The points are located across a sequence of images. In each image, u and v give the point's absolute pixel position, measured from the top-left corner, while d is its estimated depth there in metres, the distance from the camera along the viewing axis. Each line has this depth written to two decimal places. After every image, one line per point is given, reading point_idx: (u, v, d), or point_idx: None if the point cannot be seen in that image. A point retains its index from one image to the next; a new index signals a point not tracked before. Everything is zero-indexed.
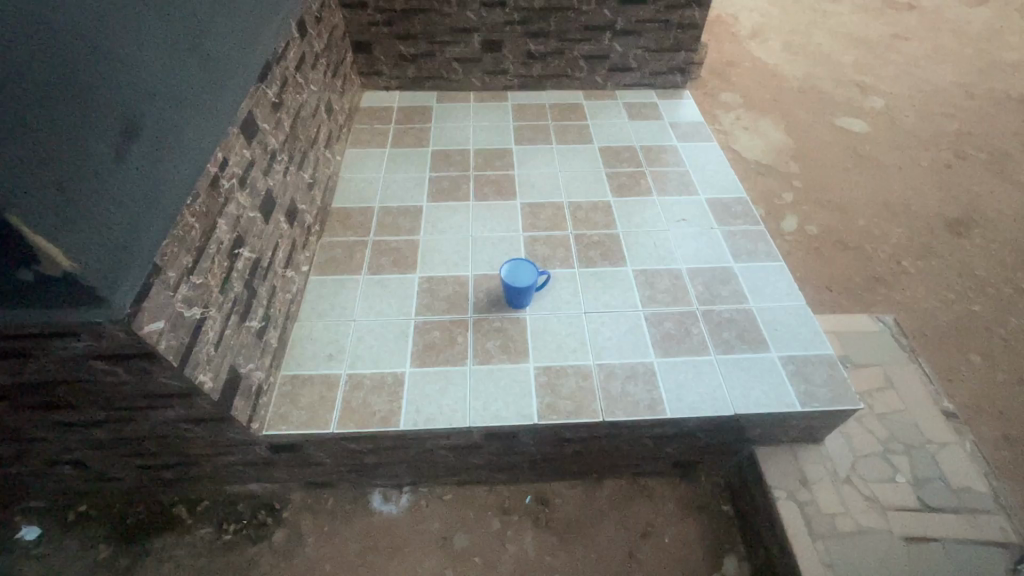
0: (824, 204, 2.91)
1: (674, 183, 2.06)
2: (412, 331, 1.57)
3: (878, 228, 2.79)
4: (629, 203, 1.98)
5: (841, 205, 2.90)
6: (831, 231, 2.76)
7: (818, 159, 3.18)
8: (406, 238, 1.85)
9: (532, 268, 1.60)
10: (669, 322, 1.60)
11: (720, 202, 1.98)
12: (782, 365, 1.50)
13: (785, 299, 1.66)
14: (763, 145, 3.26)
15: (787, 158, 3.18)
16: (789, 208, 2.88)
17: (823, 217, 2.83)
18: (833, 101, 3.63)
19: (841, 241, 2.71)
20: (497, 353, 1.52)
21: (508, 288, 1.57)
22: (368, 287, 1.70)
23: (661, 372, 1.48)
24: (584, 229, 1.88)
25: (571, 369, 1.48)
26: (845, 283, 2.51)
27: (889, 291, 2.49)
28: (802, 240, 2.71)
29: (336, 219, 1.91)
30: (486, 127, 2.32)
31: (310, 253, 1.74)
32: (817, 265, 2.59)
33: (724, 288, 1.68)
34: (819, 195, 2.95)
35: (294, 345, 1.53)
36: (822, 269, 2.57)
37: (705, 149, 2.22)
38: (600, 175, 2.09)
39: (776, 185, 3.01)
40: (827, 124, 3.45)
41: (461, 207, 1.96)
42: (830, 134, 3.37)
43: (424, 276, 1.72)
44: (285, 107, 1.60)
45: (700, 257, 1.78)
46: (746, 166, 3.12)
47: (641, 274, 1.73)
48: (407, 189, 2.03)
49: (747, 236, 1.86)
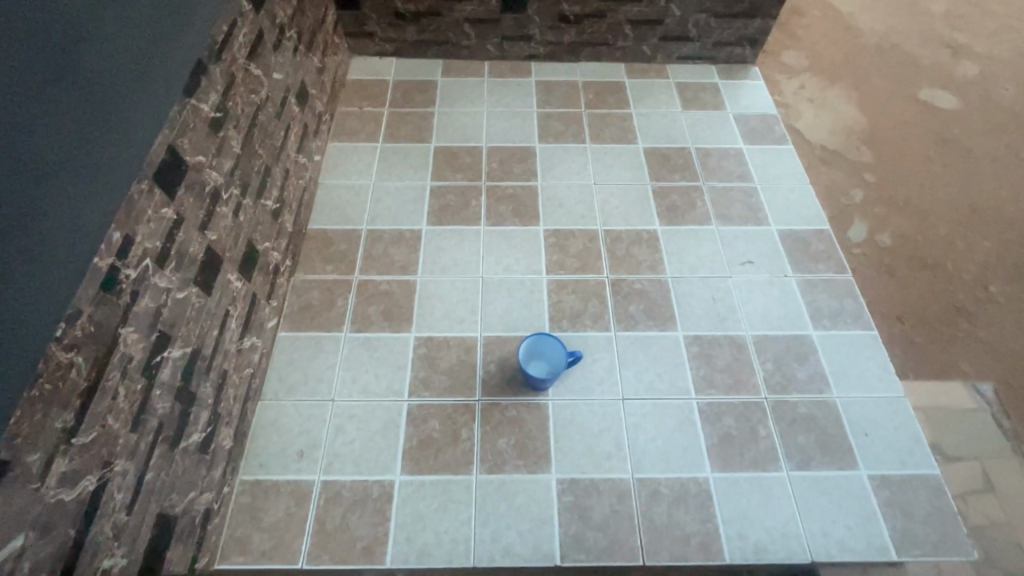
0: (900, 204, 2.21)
1: (738, 207, 1.63)
2: (405, 419, 1.25)
3: (962, 240, 2.10)
4: (681, 234, 1.57)
5: (920, 207, 2.20)
6: (908, 242, 2.08)
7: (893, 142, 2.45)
8: (400, 278, 1.48)
9: (560, 350, 1.27)
10: (729, 418, 1.26)
11: (795, 236, 1.57)
12: (874, 491, 1.17)
13: (877, 388, 1.31)
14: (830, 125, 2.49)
15: (856, 138, 2.46)
16: (857, 209, 2.17)
17: (896, 222, 2.14)
18: (930, 53, 2.90)
19: (918, 257, 2.03)
20: (512, 458, 1.20)
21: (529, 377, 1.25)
22: (351, 349, 1.35)
23: (719, 494, 1.16)
24: (623, 271, 1.49)
25: (604, 485, 1.17)
26: (931, 326, 1.82)
27: (984, 339, 1.80)
28: (870, 251, 2.04)
29: (312, 247, 1.53)
30: (503, 115, 1.85)
31: (278, 302, 1.38)
32: (890, 295, 1.90)
33: (800, 369, 1.33)
34: (892, 191, 2.25)
35: (255, 436, 1.22)
36: (896, 294, 1.90)
37: (777, 157, 1.76)
38: (645, 191, 1.66)
39: (844, 176, 2.29)
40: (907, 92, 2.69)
41: (469, 233, 1.56)
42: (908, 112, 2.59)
43: (421, 336, 1.37)
44: (234, 119, 1.17)
45: (770, 320, 1.41)
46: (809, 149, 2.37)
47: (695, 342, 1.37)
48: (404, 205, 1.62)
49: (831, 289, 1.47)
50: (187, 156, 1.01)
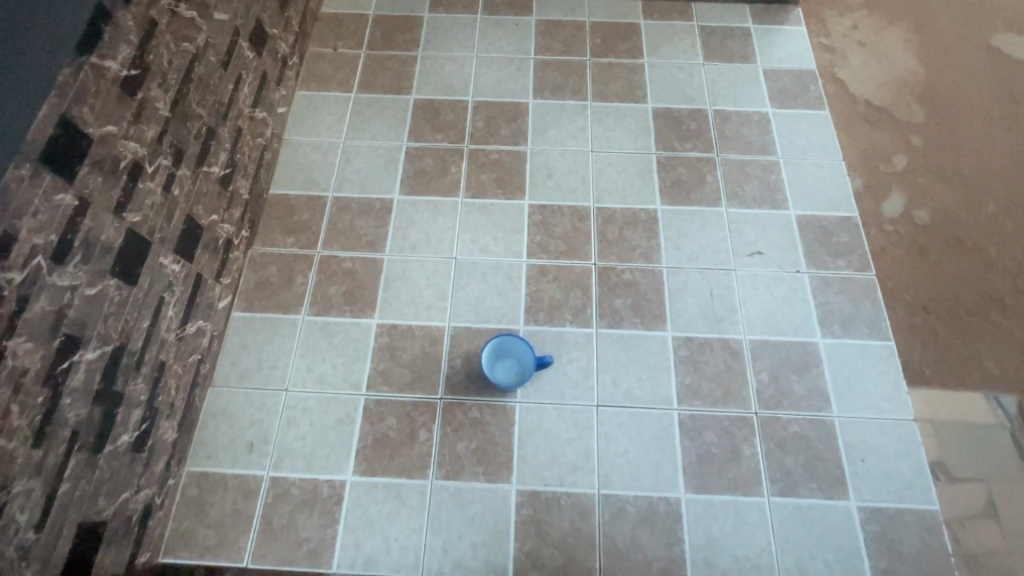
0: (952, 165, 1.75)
1: (754, 184, 1.42)
2: (360, 415, 1.17)
3: None
4: (684, 215, 1.38)
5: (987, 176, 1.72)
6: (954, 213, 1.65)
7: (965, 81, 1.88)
8: (365, 255, 1.35)
9: (529, 351, 1.19)
10: (712, 433, 1.15)
11: (816, 223, 1.37)
12: (861, 524, 1.07)
13: (884, 408, 1.17)
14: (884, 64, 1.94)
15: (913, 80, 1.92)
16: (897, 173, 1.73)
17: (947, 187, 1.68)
18: None
19: (964, 232, 1.62)
20: (471, 463, 1.13)
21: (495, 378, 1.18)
22: (308, 335, 1.26)
23: (689, 517, 1.08)
24: (613, 257, 1.33)
25: (566, 499, 1.10)
26: (976, 337, 1.44)
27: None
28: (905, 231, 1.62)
29: (272, 216, 1.40)
30: (495, 62, 1.61)
31: (231, 278, 1.28)
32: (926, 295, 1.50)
33: (798, 383, 1.19)
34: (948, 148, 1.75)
35: (204, 426, 1.17)
36: (926, 280, 1.53)
37: (808, 125, 1.52)
38: (649, 162, 1.46)
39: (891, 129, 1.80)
40: (1008, 15, 2.05)
41: (444, 206, 1.40)
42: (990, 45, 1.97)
43: (384, 323, 1.27)
44: (158, 75, 1.00)
45: (772, 323, 1.25)
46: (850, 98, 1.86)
47: (684, 345, 1.23)
48: (375, 169, 1.46)
49: (848, 289, 1.29)
50: (90, 128, 0.86)
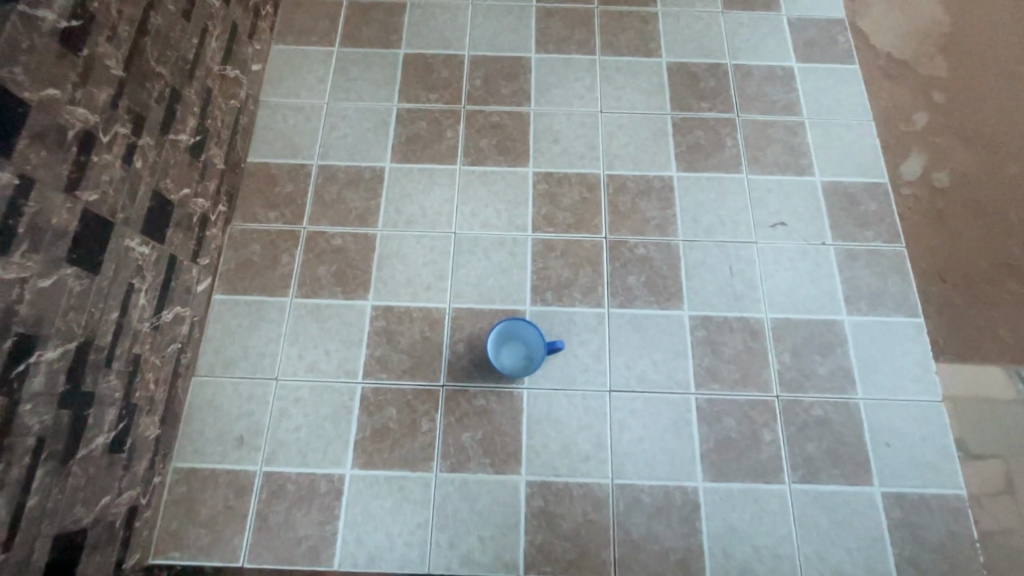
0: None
1: (777, 148, 1.31)
2: (358, 405, 1.10)
3: None
4: (701, 183, 1.28)
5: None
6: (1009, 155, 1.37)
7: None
8: (356, 231, 1.23)
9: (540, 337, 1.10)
10: (731, 419, 1.09)
11: (843, 191, 1.28)
12: (884, 510, 1.03)
13: (910, 389, 1.11)
14: None
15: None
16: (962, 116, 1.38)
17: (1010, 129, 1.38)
18: None
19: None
20: (477, 454, 1.06)
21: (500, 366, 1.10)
22: (298, 319, 1.16)
23: (707, 507, 1.03)
24: (625, 230, 1.23)
25: (578, 490, 1.04)
26: None
27: None
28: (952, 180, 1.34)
29: (253, 189, 1.27)
30: (492, 11, 1.45)
31: (209, 259, 1.17)
32: (997, 257, 1.25)
33: (821, 364, 1.13)
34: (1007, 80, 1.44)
35: (189, 419, 1.09)
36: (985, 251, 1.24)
37: (835, 82, 1.39)
38: (664, 125, 1.33)
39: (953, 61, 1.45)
40: None
41: (440, 174, 1.28)
42: None
43: (380, 305, 1.17)
44: (106, 28, 0.86)
45: (795, 301, 1.17)
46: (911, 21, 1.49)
47: (701, 324, 1.16)
48: (363, 134, 1.32)
49: (876, 263, 1.21)
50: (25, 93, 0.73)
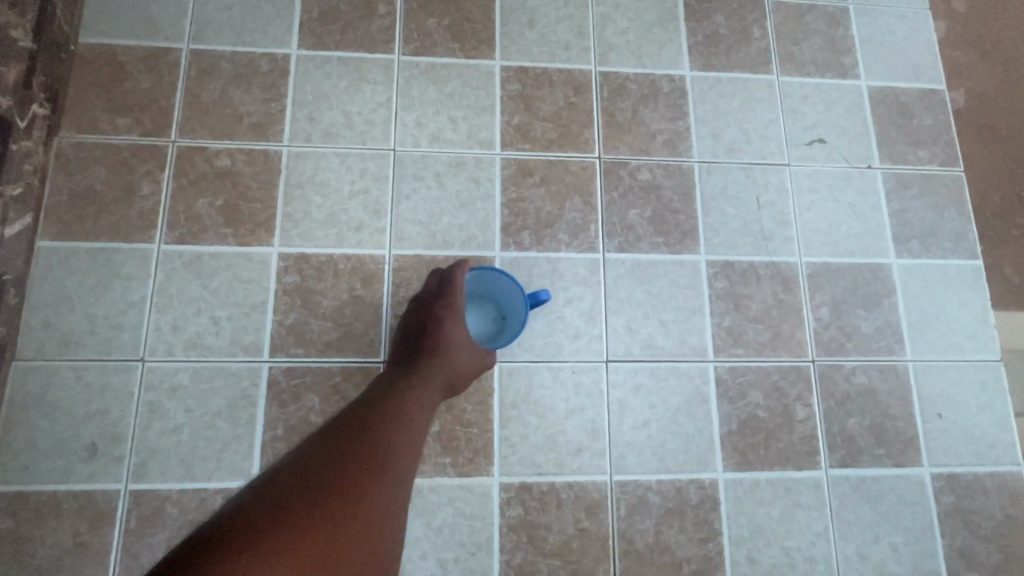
0: None
1: (816, 42, 1.01)
2: (264, 393, 0.79)
3: None
4: (721, 85, 0.97)
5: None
6: None
7: None
8: (252, 147, 0.87)
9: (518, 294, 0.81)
10: (758, 392, 0.86)
11: (894, 100, 1.00)
12: (935, 495, 0.85)
13: (967, 347, 0.91)
14: None
15: None
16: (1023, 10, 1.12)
17: None
18: None
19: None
20: (433, 453, 0.79)
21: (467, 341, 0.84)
22: (170, 275, 0.82)
23: (729, 504, 0.81)
24: (625, 148, 0.92)
25: (568, 493, 0.80)
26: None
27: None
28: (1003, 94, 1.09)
29: (89, 83, 0.87)
30: None
31: (23, 187, 0.79)
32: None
33: (867, 319, 0.90)
34: None
35: (12, 423, 0.75)
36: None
37: None
38: (674, 6, 1.00)
39: None
40: None
41: (370, 68, 0.92)
42: None
43: (290, 253, 0.84)
44: None
45: (835, 240, 0.92)
46: None
47: (722, 273, 0.89)
48: (256, 6, 0.92)
49: (932, 191, 0.97)
50: None
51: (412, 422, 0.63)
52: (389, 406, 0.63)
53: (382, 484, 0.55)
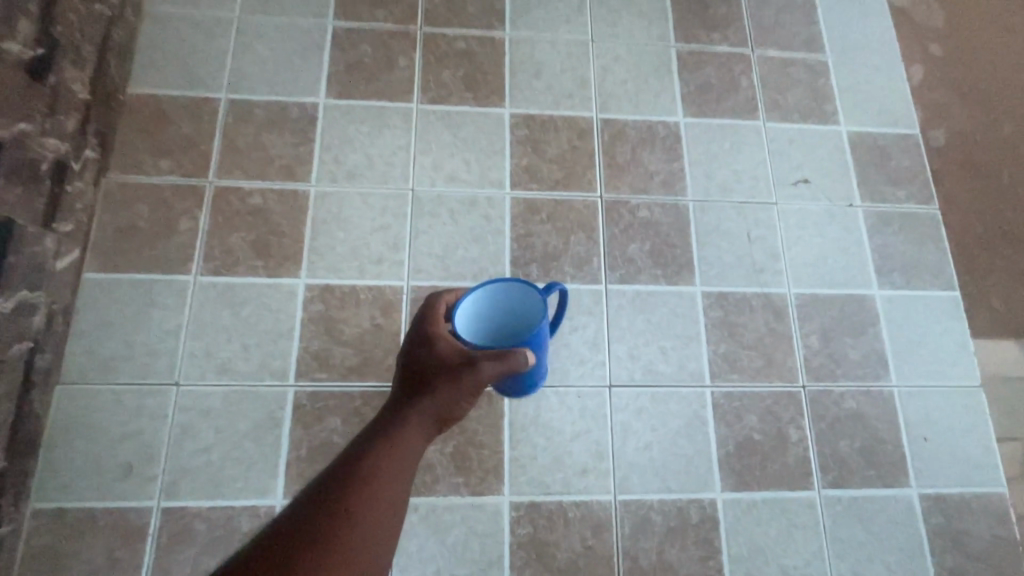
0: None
1: (799, 91, 1.10)
2: (290, 415, 0.84)
3: None
4: (713, 130, 1.06)
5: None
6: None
7: None
8: (282, 186, 0.95)
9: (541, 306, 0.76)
10: (753, 416, 0.91)
11: (873, 143, 1.09)
12: (924, 516, 0.89)
13: (949, 372, 0.96)
14: None
15: None
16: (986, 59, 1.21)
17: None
18: None
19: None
20: (447, 473, 0.84)
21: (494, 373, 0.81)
22: (204, 304, 0.88)
23: (728, 523, 0.86)
24: (624, 187, 1.00)
25: (575, 512, 0.84)
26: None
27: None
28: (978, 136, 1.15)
29: (136, 129, 0.95)
30: None
31: (74, 223, 0.86)
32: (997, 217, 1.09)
33: (853, 347, 0.96)
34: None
35: (53, 443, 0.80)
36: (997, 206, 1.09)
37: (862, 14, 1.18)
38: (667, 59, 1.09)
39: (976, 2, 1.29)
40: None
41: (391, 115, 1.00)
42: None
43: (315, 284, 0.90)
44: None
45: (822, 272, 0.99)
46: None
47: (716, 303, 0.96)
48: (288, 60, 1.01)
49: (910, 227, 1.04)
50: None
51: (388, 474, 0.55)
52: (360, 458, 0.56)
53: (350, 561, 0.49)
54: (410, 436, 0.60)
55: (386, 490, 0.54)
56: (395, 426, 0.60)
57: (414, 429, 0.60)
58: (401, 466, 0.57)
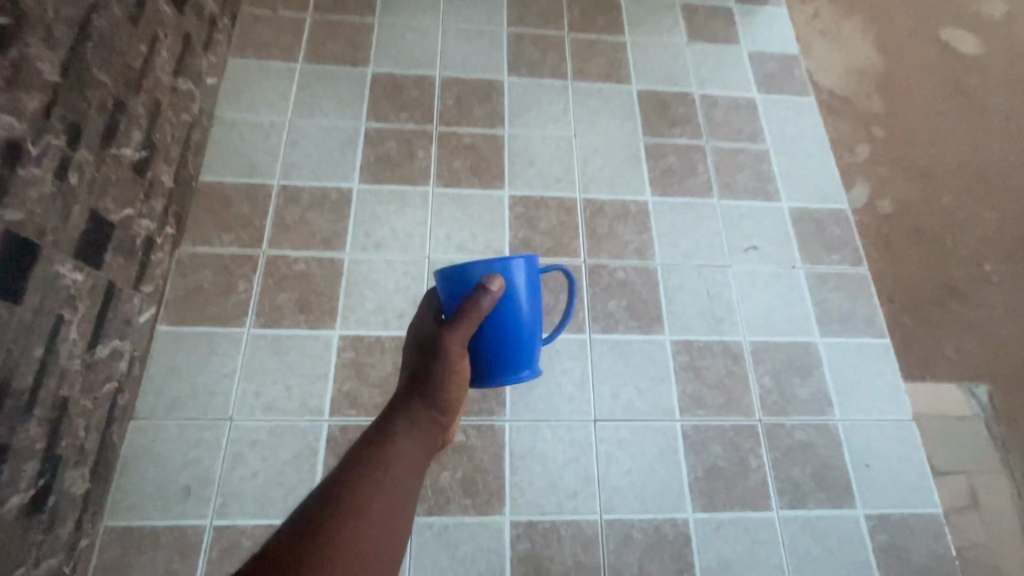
0: (933, 151, 1.54)
1: (746, 174, 1.34)
2: (324, 446, 1.00)
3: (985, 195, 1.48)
4: (676, 207, 1.28)
5: (1012, 170, 1.53)
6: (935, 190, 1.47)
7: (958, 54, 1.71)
8: (322, 255, 1.15)
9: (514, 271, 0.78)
10: (717, 446, 1.06)
11: (809, 216, 1.31)
12: (870, 533, 1.03)
13: (884, 407, 1.13)
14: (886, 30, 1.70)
15: (915, 50, 1.70)
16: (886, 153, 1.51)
17: (931, 164, 1.51)
18: None
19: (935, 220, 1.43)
20: (457, 496, 0.98)
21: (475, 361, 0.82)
22: (255, 352, 1.06)
23: (699, 539, 0.99)
24: (604, 254, 1.21)
25: (567, 530, 0.98)
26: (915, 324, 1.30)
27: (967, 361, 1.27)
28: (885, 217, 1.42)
29: (205, 209, 1.17)
30: (463, 34, 1.43)
31: (154, 286, 1.05)
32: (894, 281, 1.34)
33: (801, 386, 1.13)
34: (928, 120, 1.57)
35: (125, 470, 0.95)
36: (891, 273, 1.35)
37: (795, 112, 1.45)
38: (637, 150, 1.34)
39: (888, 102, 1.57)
40: None
41: (412, 197, 1.23)
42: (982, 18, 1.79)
43: (348, 335, 1.09)
44: (39, 26, 0.76)
45: (772, 323, 1.18)
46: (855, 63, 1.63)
47: (683, 349, 1.14)
48: (329, 154, 1.25)
49: (844, 284, 1.24)
50: None
51: (393, 461, 0.62)
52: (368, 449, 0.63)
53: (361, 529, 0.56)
54: (406, 429, 0.66)
55: (387, 476, 0.61)
56: (387, 431, 0.65)
57: (404, 436, 0.65)
58: (400, 454, 0.63)
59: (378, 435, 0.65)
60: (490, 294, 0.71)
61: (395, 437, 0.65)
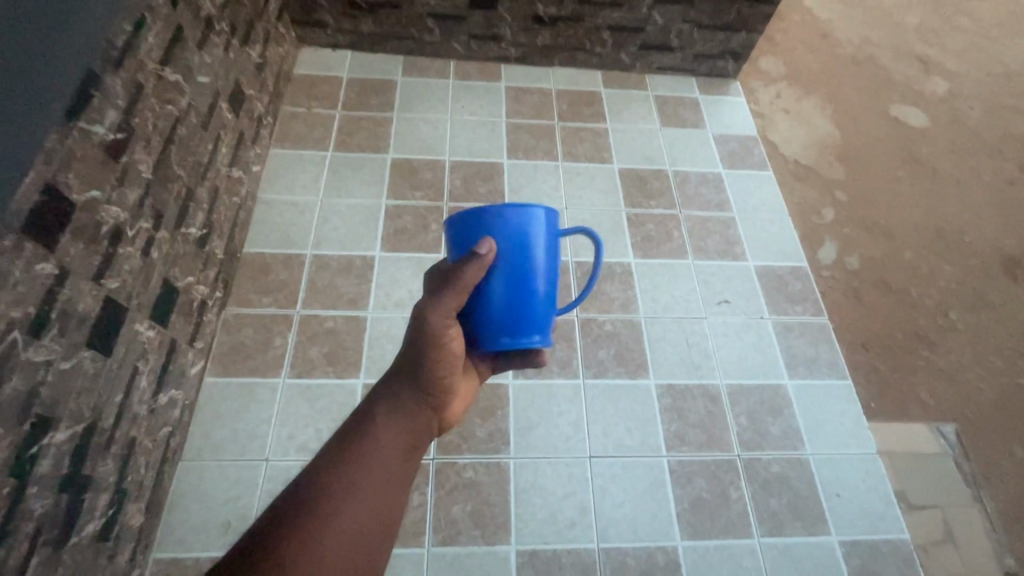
0: (890, 214, 1.73)
1: (716, 238, 1.54)
2: None
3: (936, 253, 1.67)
4: (656, 267, 1.47)
5: (955, 230, 1.73)
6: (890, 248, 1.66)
7: (900, 130, 1.96)
8: (348, 314, 1.32)
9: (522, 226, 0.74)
10: (701, 479, 1.18)
11: (773, 273, 1.50)
12: (842, 558, 1.13)
13: (849, 442, 1.26)
14: (834, 112, 1.97)
15: (864, 127, 1.94)
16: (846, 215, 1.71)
17: (885, 224, 1.71)
18: None
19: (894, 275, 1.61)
20: (468, 527, 1.09)
21: (479, 324, 0.77)
22: (289, 399, 1.20)
23: (687, 566, 1.09)
24: (594, 310, 1.38)
25: (567, 558, 1.08)
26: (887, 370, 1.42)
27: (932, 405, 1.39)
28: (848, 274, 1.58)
29: (247, 276, 1.35)
30: (468, 125, 1.68)
31: (204, 342, 1.22)
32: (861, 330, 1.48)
33: (773, 424, 1.26)
34: (879, 188, 1.79)
35: (173, 506, 1.07)
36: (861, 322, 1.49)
37: (757, 184, 1.67)
38: (620, 219, 1.55)
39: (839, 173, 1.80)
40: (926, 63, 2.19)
41: (426, 262, 1.41)
42: (919, 100, 2.06)
43: (370, 384, 1.24)
44: (142, 137, 0.98)
45: (745, 368, 1.33)
46: (809, 141, 1.87)
47: (667, 392, 1.28)
48: (355, 227, 1.46)
49: (807, 332, 1.41)
50: (75, 195, 0.82)
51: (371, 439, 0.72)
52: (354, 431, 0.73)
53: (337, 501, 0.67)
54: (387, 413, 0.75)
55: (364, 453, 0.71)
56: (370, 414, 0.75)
57: (386, 421, 0.74)
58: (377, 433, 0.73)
59: (362, 420, 0.74)
60: (479, 259, 0.71)
61: (378, 419, 0.74)
